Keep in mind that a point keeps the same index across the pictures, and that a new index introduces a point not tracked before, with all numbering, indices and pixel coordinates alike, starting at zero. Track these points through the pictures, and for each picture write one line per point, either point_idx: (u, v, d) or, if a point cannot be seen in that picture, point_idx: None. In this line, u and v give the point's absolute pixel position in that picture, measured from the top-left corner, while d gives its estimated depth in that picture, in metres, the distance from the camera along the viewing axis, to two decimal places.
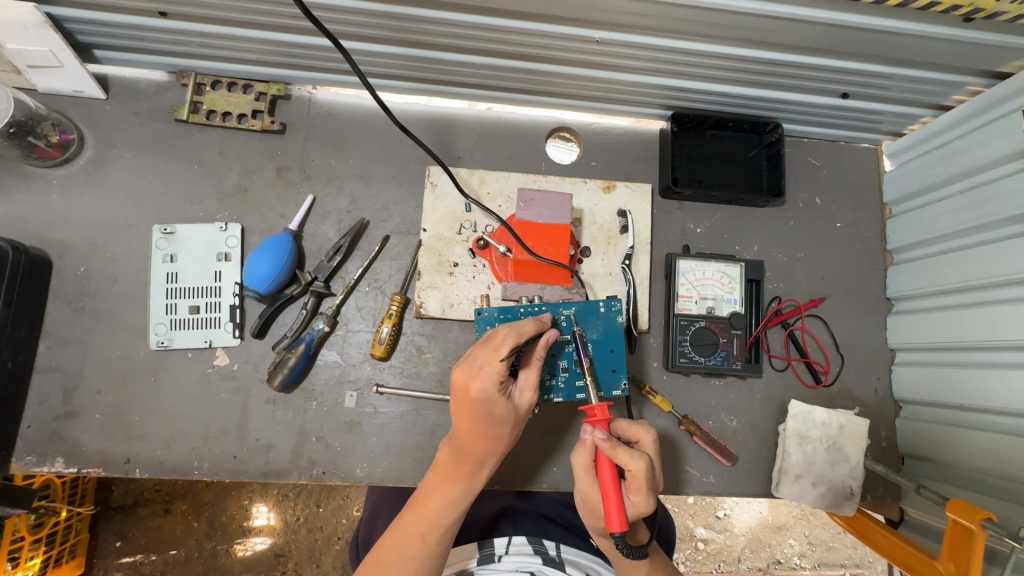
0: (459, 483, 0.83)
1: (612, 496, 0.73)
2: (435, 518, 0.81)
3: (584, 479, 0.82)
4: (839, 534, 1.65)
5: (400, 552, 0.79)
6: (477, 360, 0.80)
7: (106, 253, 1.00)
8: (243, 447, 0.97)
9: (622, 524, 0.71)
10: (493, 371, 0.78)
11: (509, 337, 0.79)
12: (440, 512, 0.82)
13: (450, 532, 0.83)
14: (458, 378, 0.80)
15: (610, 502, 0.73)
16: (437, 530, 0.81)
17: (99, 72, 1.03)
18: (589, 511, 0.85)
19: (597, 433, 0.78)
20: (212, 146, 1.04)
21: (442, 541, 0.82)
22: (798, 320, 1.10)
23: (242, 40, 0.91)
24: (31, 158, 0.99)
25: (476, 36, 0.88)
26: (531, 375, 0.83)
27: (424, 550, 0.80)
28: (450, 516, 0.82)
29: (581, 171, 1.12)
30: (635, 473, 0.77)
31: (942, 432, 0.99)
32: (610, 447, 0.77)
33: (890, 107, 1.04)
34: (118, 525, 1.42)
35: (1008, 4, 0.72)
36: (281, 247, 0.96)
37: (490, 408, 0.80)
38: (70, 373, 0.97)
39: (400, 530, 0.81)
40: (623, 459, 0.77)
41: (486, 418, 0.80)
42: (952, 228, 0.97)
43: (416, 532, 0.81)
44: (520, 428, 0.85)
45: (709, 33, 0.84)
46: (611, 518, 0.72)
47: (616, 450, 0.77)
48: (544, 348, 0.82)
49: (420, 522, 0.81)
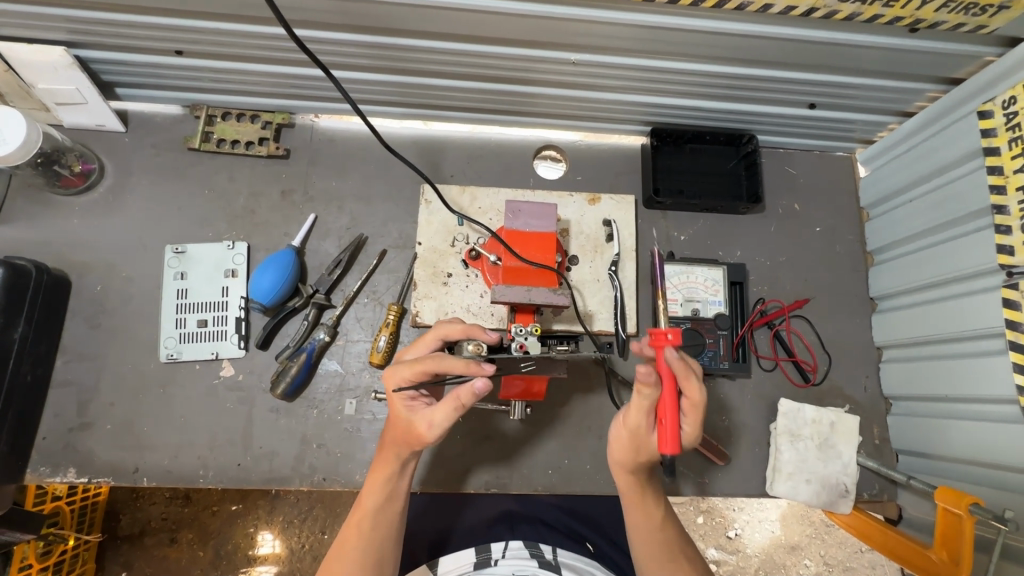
0: (382, 473, 0.85)
1: (670, 419, 0.69)
2: (364, 505, 0.84)
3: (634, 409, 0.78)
4: (856, 554, 1.58)
5: (343, 547, 0.82)
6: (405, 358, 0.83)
7: (122, 273, 1.06)
8: (247, 455, 1.00)
9: (676, 449, 0.68)
10: (401, 373, 0.79)
11: (430, 362, 0.76)
12: (371, 501, 0.84)
13: (382, 521, 0.84)
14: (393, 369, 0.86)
15: (667, 427, 0.69)
16: (367, 519, 0.83)
17: (121, 108, 1.12)
18: (629, 444, 0.82)
19: (666, 358, 0.72)
20: (222, 172, 1.12)
21: (378, 529, 0.83)
22: (783, 321, 1.13)
23: (249, 73, 1.00)
24: (56, 187, 1.07)
25: (462, 62, 0.95)
26: (442, 411, 0.78)
27: (362, 542, 0.82)
28: (376, 503, 0.84)
29: (568, 185, 1.18)
30: (695, 403, 0.76)
31: (933, 425, 1.00)
32: (680, 372, 0.73)
33: (860, 116, 1.09)
34: (124, 555, 1.44)
35: (946, 15, 0.79)
36: (285, 262, 1.02)
37: (394, 404, 0.82)
38: (86, 386, 1.02)
39: (345, 526, 0.85)
40: (689, 386, 0.74)
41: (392, 412, 0.82)
42: (925, 227, 1.02)
43: (353, 525, 0.84)
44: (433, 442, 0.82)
45: (677, 51, 0.91)
46: (666, 442, 0.68)
47: (685, 377, 0.73)
48: (467, 394, 0.75)
49: (356, 513, 0.84)
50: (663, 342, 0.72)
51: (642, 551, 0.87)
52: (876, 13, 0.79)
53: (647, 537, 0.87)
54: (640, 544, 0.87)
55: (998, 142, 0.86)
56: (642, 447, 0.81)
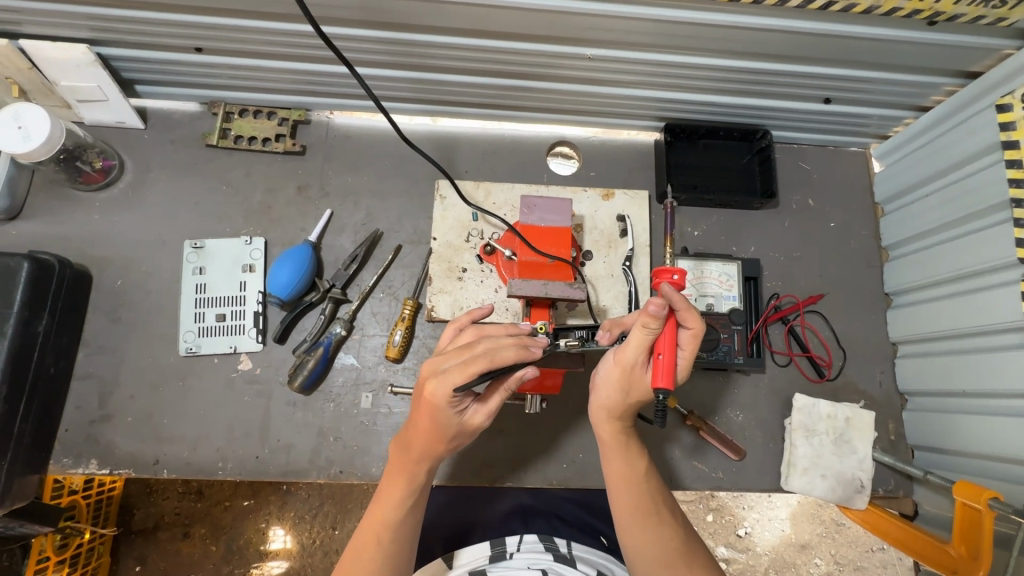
0: (406, 485, 0.82)
1: (667, 353, 0.72)
2: (386, 518, 0.81)
3: (631, 343, 0.76)
4: (867, 553, 1.57)
5: (361, 554, 0.80)
6: (444, 365, 0.77)
7: (141, 268, 1.08)
8: (265, 448, 1.01)
9: (670, 382, 0.71)
10: (451, 381, 0.74)
11: (482, 362, 0.73)
12: (392, 512, 0.81)
13: (404, 531, 0.82)
14: (421, 377, 0.79)
15: (664, 360, 0.72)
16: (389, 532, 0.81)
17: (139, 105, 1.14)
18: (620, 382, 0.81)
19: (672, 294, 0.72)
20: (239, 168, 1.13)
21: (399, 539, 0.81)
22: (797, 316, 1.13)
23: (267, 70, 1.01)
24: (77, 183, 1.09)
25: (476, 58, 0.96)
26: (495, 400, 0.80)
27: (382, 555, 0.80)
28: (399, 517, 0.81)
29: (581, 181, 1.19)
30: (694, 334, 0.75)
31: (950, 421, 1.00)
32: (682, 311, 0.73)
33: (875, 111, 1.09)
34: (138, 549, 1.45)
35: (966, 7, 0.78)
36: (301, 257, 1.03)
37: (434, 416, 0.78)
38: (107, 378, 1.03)
39: (360, 531, 0.82)
40: (690, 321, 0.74)
41: (429, 426, 0.79)
42: (942, 221, 1.01)
43: (371, 533, 0.81)
44: (467, 438, 0.84)
45: (692, 45, 0.91)
46: (661, 375, 0.71)
47: (685, 312, 0.73)
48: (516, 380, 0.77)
49: (373, 524, 0.81)
50: (666, 279, 0.74)
51: (624, 507, 0.85)
52: (894, 7, 0.79)
53: (627, 486, 0.85)
54: (621, 496, 0.85)
55: (1017, 135, 0.85)
56: (633, 386, 0.81)
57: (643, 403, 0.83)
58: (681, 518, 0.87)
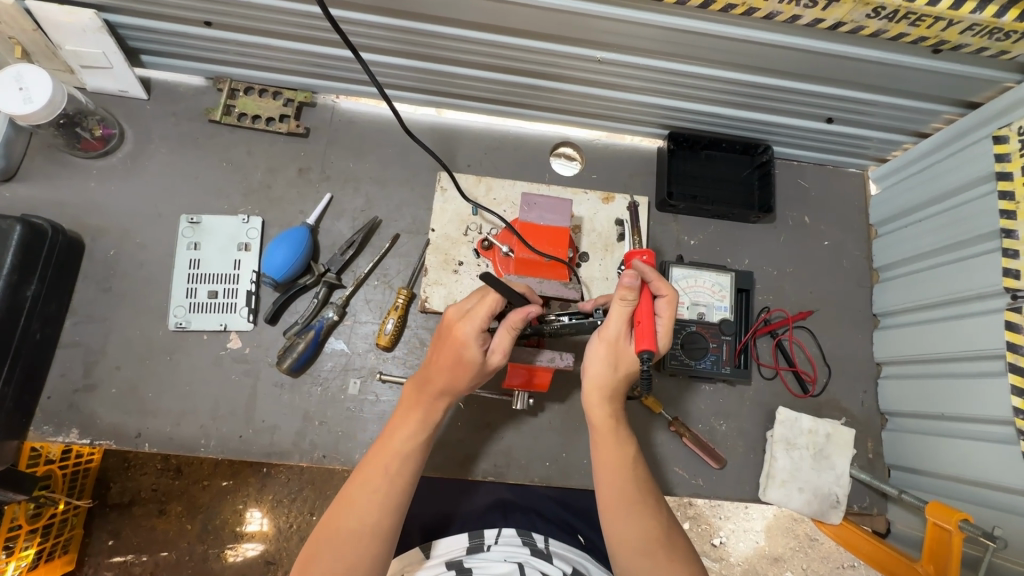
0: (418, 419, 0.84)
1: (646, 321, 0.77)
2: (397, 448, 0.82)
3: (610, 317, 0.81)
4: (837, 570, 1.59)
5: (365, 485, 0.79)
6: (469, 304, 0.83)
7: (136, 240, 1.07)
8: (249, 428, 1.01)
9: (651, 345, 0.75)
10: (475, 310, 0.81)
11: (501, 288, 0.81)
12: (404, 446, 0.82)
13: (412, 465, 0.82)
14: (446, 318, 0.84)
15: (643, 327, 0.77)
16: (398, 461, 0.81)
17: (143, 75, 1.12)
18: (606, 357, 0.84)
19: (643, 267, 0.79)
20: (240, 145, 1.12)
21: (405, 474, 0.81)
22: (786, 330, 1.14)
23: (276, 49, 1.01)
24: (75, 149, 1.07)
25: (485, 52, 0.96)
26: (502, 340, 0.82)
27: (388, 483, 0.79)
28: (410, 447, 0.82)
29: (582, 182, 1.19)
30: (668, 301, 0.79)
31: (928, 442, 1.02)
32: (655, 281, 0.79)
33: (875, 133, 1.11)
34: (113, 523, 1.44)
35: (970, 38, 0.80)
36: (297, 239, 1.03)
37: (456, 350, 0.81)
38: (93, 348, 1.02)
39: (366, 466, 0.81)
40: (663, 290, 0.79)
41: (450, 358, 0.82)
42: (934, 247, 1.03)
43: (380, 464, 0.81)
44: (485, 380, 0.86)
45: (701, 56, 0.92)
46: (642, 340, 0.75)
47: (656, 283, 0.79)
48: (521, 319, 0.80)
49: (383, 452, 0.82)
50: (637, 259, 0.82)
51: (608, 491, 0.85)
52: (901, 32, 0.80)
53: (615, 471, 0.85)
54: (608, 480, 0.85)
55: (1011, 167, 0.87)
56: (620, 361, 0.83)
57: (629, 378, 0.86)
58: (666, 510, 0.86)
